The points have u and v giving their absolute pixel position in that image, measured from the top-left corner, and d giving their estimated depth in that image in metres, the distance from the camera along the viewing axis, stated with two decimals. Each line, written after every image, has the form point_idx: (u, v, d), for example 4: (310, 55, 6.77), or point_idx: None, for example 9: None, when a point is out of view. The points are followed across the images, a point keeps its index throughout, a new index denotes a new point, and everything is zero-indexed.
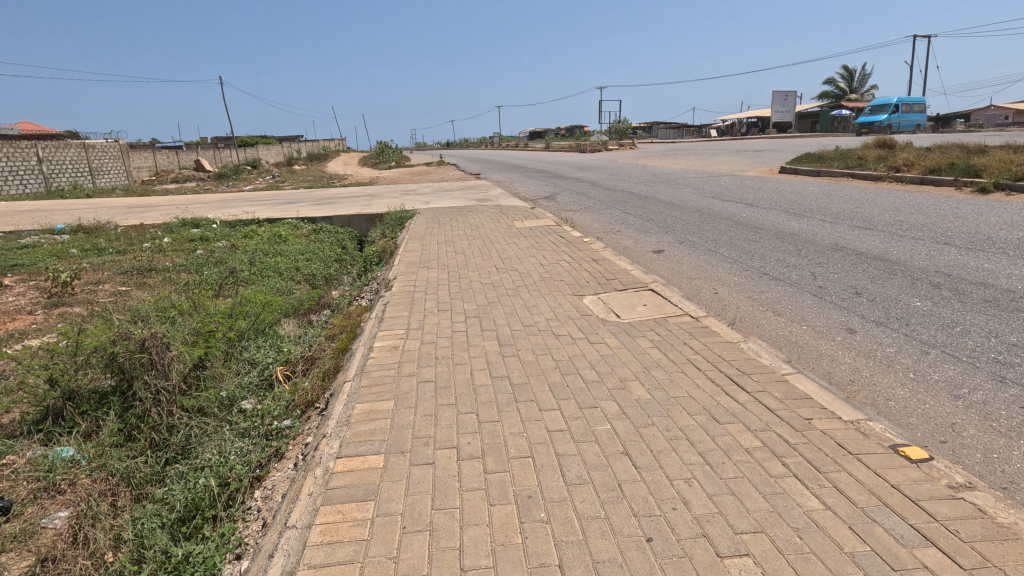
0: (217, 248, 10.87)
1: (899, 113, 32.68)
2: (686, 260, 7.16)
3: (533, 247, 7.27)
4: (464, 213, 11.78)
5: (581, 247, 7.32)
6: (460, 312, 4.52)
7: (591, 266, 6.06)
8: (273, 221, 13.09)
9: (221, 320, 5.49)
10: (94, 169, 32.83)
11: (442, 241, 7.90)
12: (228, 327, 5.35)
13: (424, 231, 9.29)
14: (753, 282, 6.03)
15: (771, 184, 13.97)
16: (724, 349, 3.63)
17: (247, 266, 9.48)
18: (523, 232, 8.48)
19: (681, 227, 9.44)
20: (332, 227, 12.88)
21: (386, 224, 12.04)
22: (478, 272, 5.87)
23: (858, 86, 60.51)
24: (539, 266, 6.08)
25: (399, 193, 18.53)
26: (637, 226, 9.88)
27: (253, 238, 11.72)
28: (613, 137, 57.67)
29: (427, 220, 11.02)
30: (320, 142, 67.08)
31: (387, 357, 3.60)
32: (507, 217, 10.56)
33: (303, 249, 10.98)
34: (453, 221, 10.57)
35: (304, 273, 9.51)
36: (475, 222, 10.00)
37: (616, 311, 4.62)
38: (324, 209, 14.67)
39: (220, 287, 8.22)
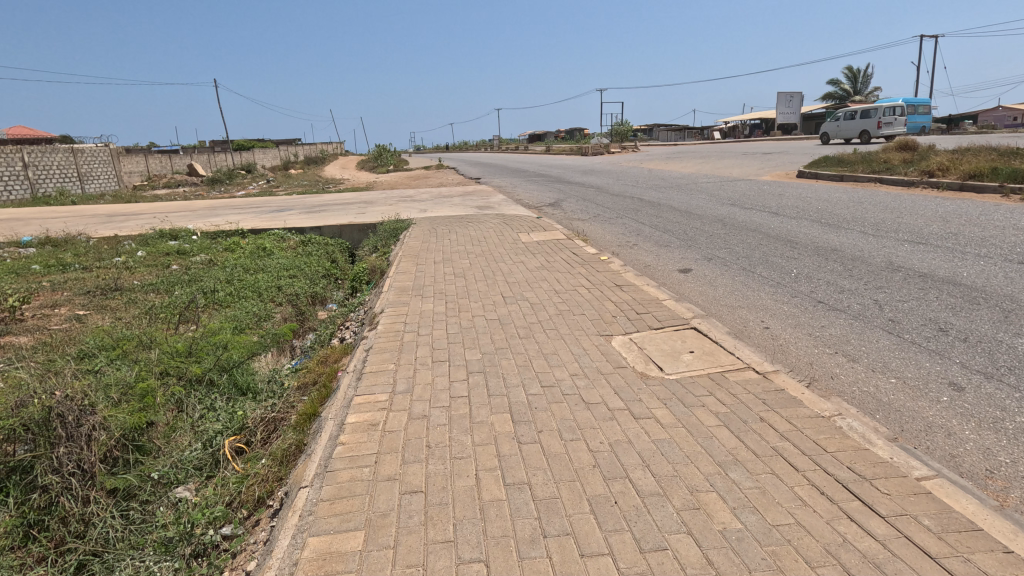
0: (193, 263, 9.92)
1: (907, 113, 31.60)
2: (720, 283, 6.21)
3: (543, 267, 6.31)
4: (464, 223, 10.80)
5: (598, 266, 6.36)
6: (460, 363, 3.56)
7: (617, 294, 5.10)
8: (258, 232, 12.14)
9: (168, 368, 4.54)
10: (83, 175, 31.85)
11: (438, 259, 6.91)
12: (175, 379, 4.43)
13: (419, 246, 8.31)
14: (807, 313, 5.09)
15: (793, 191, 13.04)
16: (818, 431, 2.67)
17: (223, 285, 8.53)
18: (531, 248, 7.51)
19: (705, 240, 8.50)
20: (323, 239, 11.93)
21: (379, 236, 11.08)
22: (482, 303, 4.90)
23: (861, 88, 59.31)
24: (554, 295, 5.11)
25: (395, 200, 17.59)
26: (656, 239, 8.91)
27: (235, 251, 10.78)
28: (614, 139, 56.80)
29: (424, 232, 10.08)
30: (317, 146, 66.08)
31: (362, 446, 2.63)
32: (512, 228, 9.62)
33: (289, 264, 10.02)
34: (451, 233, 9.58)
35: (287, 293, 8.55)
36: (476, 235, 9.02)
37: (658, 362, 3.65)
38: (314, 218, 13.72)
39: (188, 313, 7.28)
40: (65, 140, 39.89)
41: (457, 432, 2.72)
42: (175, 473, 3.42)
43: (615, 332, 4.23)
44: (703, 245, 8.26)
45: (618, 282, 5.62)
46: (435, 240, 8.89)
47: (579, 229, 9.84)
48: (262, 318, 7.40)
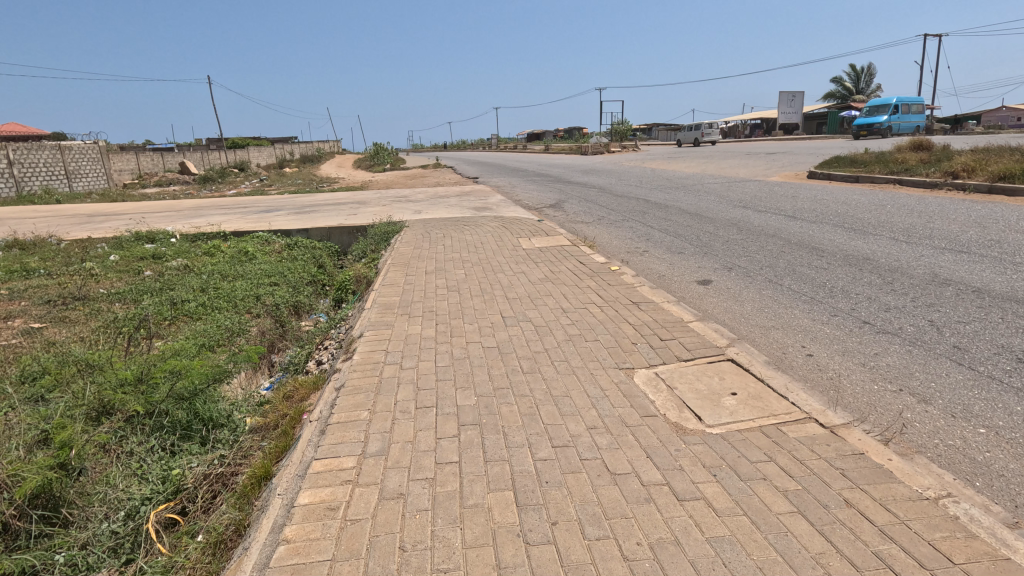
0: (167, 269, 9.22)
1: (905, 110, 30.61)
2: (747, 298, 5.52)
3: (547, 279, 5.62)
4: (460, 226, 10.09)
5: (609, 278, 5.67)
6: (450, 411, 2.86)
7: (634, 314, 4.41)
8: (241, 234, 11.43)
9: (98, 414, 3.88)
10: (71, 173, 31.09)
11: (428, 269, 6.19)
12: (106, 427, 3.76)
13: (410, 252, 7.60)
14: (854, 336, 4.41)
15: (808, 193, 12.38)
16: (928, 527, 1.98)
17: (197, 295, 7.83)
18: (533, 256, 6.81)
19: (721, 247, 7.81)
20: (310, 242, 11.23)
21: (369, 240, 10.36)
22: (477, 325, 4.19)
23: (864, 87, 58.80)
24: (563, 315, 4.42)
25: (389, 200, 16.87)
26: (667, 245, 8.22)
27: (214, 256, 10.08)
28: (614, 138, 56.17)
29: (417, 236, 9.39)
30: (313, 144, 65.26)
31: (311, 548, 1.94)
32: (511, 232, 8.92)
33: (272, 270, 9.33)
34: (445, 237, 8.85)
35: (266, 303, 7.85)
36: (472, 240, 8.29)
37: (694, 410, 2.95)
38: (302, 219, 13.00)
39: (153, 329, 6.57)
40: (55, 137, 39.09)
41: (442, 525, 2.03)
42: (86, 555, 2.70)
43: (637, 365, 3.53)
44: (721, 252, 7.57)
45: (634, 298, 4.92)
46: (426, 245, 8.16)
47: (585, 234, 9.15)
48: (236, 333, 6.70)
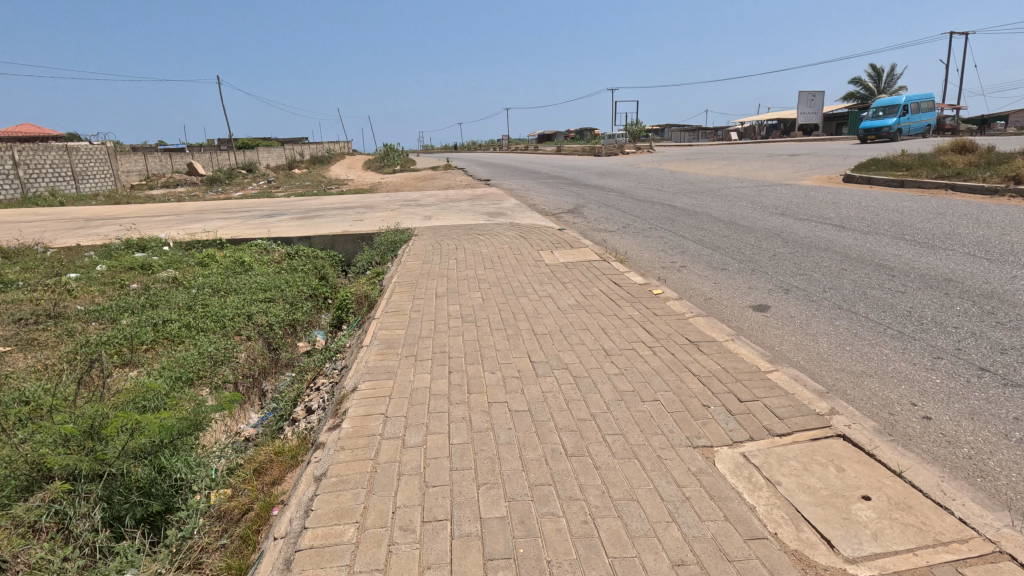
0: (155, 282, 8.47)
1: (918, 111, 28.95)
2: (820, 331, 4.62)
3: (581, 306, 4.75)
4: (473, 235, 9.20)
5: (653, 305, 4.79)
6: (471, 531, 2.02)
7: (696, 360, 3.52)
8: (239, 242, 10.66)
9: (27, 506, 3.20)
10: (78, 174, 30.67)
11: (437, 292, 5.31)
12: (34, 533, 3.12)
13: (418, 267, 6.72)
14: (975, 388, 3.49)
15: (851, 199, 11.40)
16: None
17: (182, 314, 7.04)
18: (559, 275, 5.91)
19: (770, 263, 6.90)
20: (312, 252, 10.41)
21: (375, 250, 9.50)
22: (500, 375, 3.33)
23: (886, 87, 57.30)
24: (606, 362, 3.53)
25: (399, 205, 16.10)
26: (707, 261, 7.31)
27: (208, 267, 9.33)
28: (627, 139, 55.15)
29: (427, 246, 8.56)
30: (324, 144, 64.79)
31: None
32: (531, 242, 8.06)
33: (270, 284, 8.52)
34: (455, 249, 7.94)
35: (258, 323, 7.03)
36: (488, 252, 7.39)
37: (817, 528, 2.08)
38: (305, 226, 12.21)
39: (126, 357, 5.79)
40: (65, 137, 38.82)
41: None
42: None
43: (717, 444, 2.65)
44: (771, 269, 6.65)
45: (690, 335, 4.03)
46: (437, 258, 7.28)
47: (613, 246, 8.25)
48: (220, 362, 5.88)
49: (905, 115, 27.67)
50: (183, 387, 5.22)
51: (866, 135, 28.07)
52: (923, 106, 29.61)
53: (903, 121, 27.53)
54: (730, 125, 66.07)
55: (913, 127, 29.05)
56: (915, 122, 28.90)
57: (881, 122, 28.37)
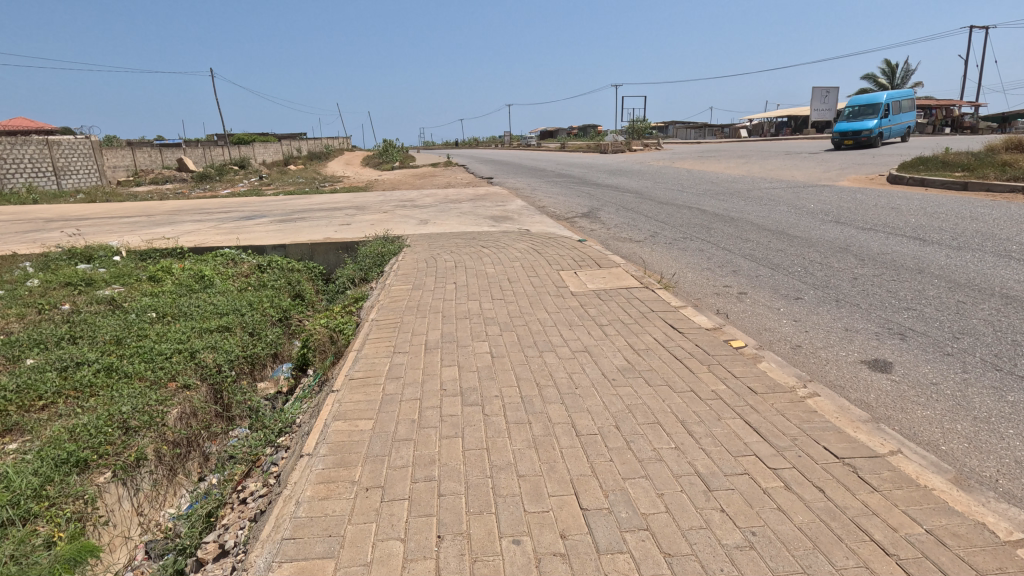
0: (91, 303, 6.97)
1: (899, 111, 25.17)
2: (994, 414, 3.10)
3: (634, 374, 3.23)
4: (475, 247, 7.59)
5: (741, 369, 3.29)
6: None
7: (870, 511, 2.01)
8: (205, 250, 9.17)
9: None
10: (59, 169, 29.12)
11: (426, 343, 3.78)
12: None
13: (403, 295, 5.14)
14: None
15: (914, 204, 9.85)
16: None
17: (106, 351, 5.54)
18: (592, 314, 4.35)
19: (856, 292, 5.38)
20: (289, 265, 8.88)
21: (359, 265, 7.97)
22: (529, 553, 1.83)
23: (900, 82, 55.57)
24: (713, 512, 2.02)
25: (393, 206, 14.58)
26: (772, 287, 5.78)
27: (160, 283, 7.84)
28: (633, 136, 53.54)
29: (419, 260, 7.04)
30: (323, 140, 63.14)
31: None
32: (546, 258, 6.55)
33: (232, 306, 7.02)
34: (451, 266, 6.32)
35: (202, 363, 5.49)
36: (494, 273, 5.81)
37: None
38: (284, 232, 10.66)
39: (8, 422, 4.28)
40: (54, 130, 37.42)
41: None
42: None
43: None
44: (862, 301, 5.12)
45: (823, 437, 2.50)
46: (427, 281, 5.68)
47: (649, 264, 6.73)
48: (139, 428, 4.36)
49: (885, 116, 24.04)
50: (73, 475, 3.72)
51: (841, 141, 23.98)
52: (905, 104, 25.97)
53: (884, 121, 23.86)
54: (738, 124, 64.01)
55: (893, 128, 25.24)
56: (898, 124, 25.29)
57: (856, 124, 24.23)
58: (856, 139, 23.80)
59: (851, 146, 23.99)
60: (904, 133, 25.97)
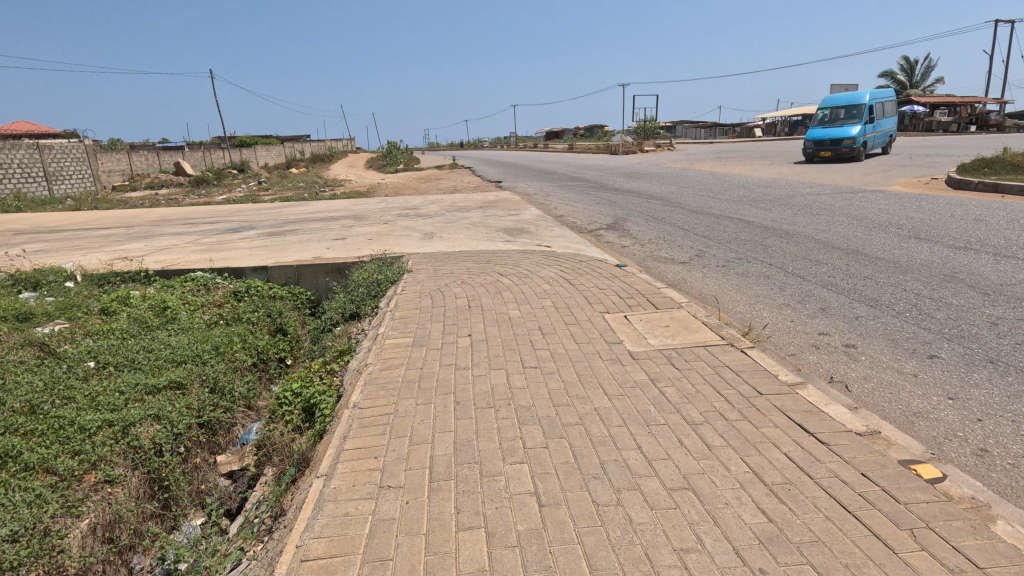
0: (17, 346, 5.65)
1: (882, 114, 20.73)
2: None
3: (791, 555, 1.88)
4: (491, 272, 6.20)
5: (973, 538, 1.93)
6: None
7: None
8: (175, 272, 7.89)
9: None
10: (50, 175, 27.94)
11: (433, 465, 2.45)
12: None
13: (400, 358, 3.79)
14: None
15: (1003, 215, 8.41)
16: None
17: (10, 425, 4.20)
18: (673, 402, 2.99)
19: (1010, 349, 3.97)
20: (271, 293, 7.58)
21: (350, 294, 6.63)
22: None
23: (918, 80, 53.87)
24: None
25: (395, 215, 13.25)
26: (887, 337, 4.38)
27: (113, 318, 6.54)
28: (641, 137, 52.19)
29: (421, 291, 5.69)
30: (327, 142, 61.97)
31: None
32: (583, 292, 5.19)
33: (194, 351, 5.68)
34: (463, 305, 4.95)
35: (136, 445, 4.16)
36: (519, 320, 4.44)
37: None
38: (269, 250, 9.36)
39: None
40: (52, 134, 36.38)
41: None
42: None
43: None
44: None
45: None
46: (431, 331, 4.30)
47: (712, 301, 5.36)
48: (16, 566, 3.04)
49: (867, 120, 19.75)
50: None
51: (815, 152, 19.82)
52: (887, 107, 21.80)
53: (868, 127, 19.53)
54: (751, 124, 62.04)
55: (875, 136, 20.83)
56: (881, 130, 20.97)
57: (833, 132, 19.80)
58: (833, 149, 19.48)
59: (828, 157, 19.62)
60: (890, 143, 21.76)
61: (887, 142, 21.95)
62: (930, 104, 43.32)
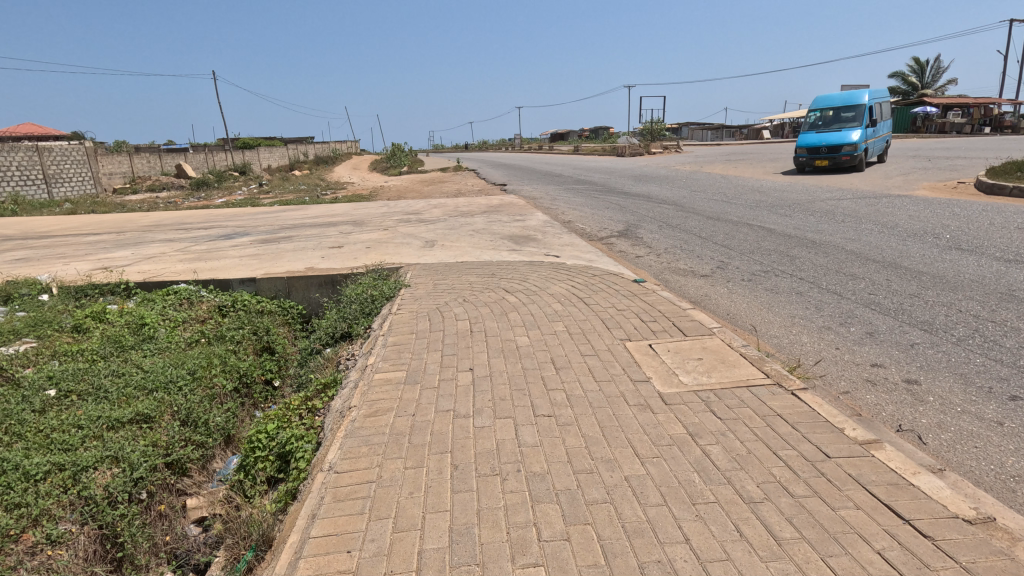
0: None
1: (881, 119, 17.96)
2: None
3: None
4: (496, 288, 5.62)
5: None
6: None
7: None
8: (158, 284, 7.38)
9: None
10: (50, 177, 27.56)
11: (423, 567, 1.90)
12: None
13: (390, 400, 3.24)
14: None
15: None
16: None
17: None
18: (722, 468, 2.42)
19: None
20: (258, 308, 7.04)
21: (342, 311, 6.08)
22: None
23: (930, 81, 52.97)
24: None
25: (396, 221, 12.71)
26: (954, 371, 3.79)
27: (85, 337, 6.01)
28: (647, 139, 51.56)
29: (417, 310, 5.13)
30: (331, 144, 61.67)
31: None
32: (598, 314, 4.61)
33: (167, 376, 5.14)
34: (463, 329, 4.39)
35: (86, 496, 3.62)
36: (528, 349, 3.88)
37: None
38: (260, 259, 8.84)
39: None
40: (54, 136, 36.12)
41: None
42: None
43: None
44: None
45: None
46: (427, 364, 3.74)
47: (744, 326, 4.77)
48: None
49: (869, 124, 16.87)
50: None
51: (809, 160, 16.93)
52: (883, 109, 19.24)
53: (869, 130, 16.78)
54: (760, 125, 61.17)
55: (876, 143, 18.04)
56: (880, 135, 18.27)
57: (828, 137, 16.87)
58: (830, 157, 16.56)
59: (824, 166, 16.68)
60: (886, 151, 19.16)
61: (883, 150, 19.32)
62: (943, 105, 42.40)
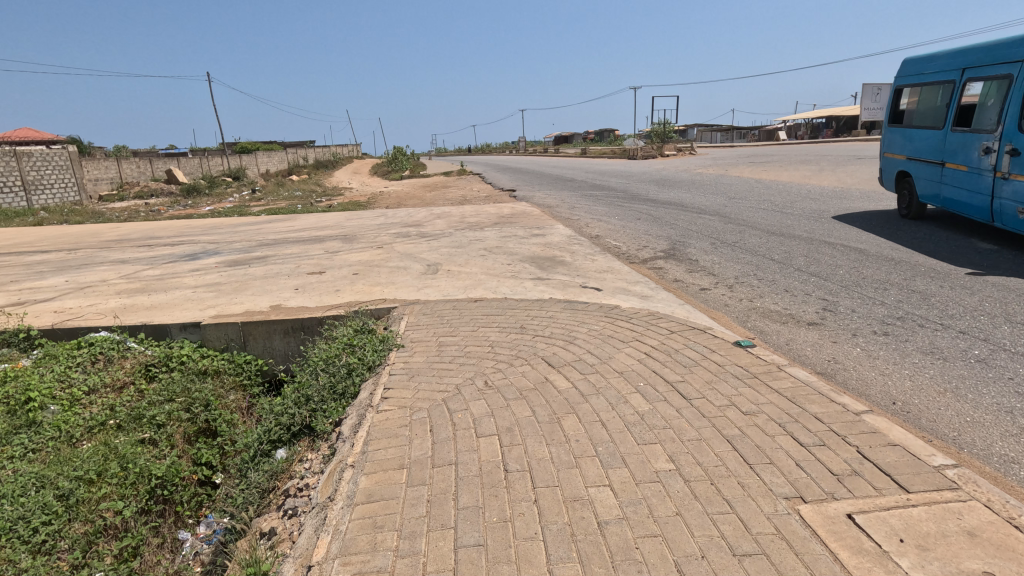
0: None
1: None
2: None
3: None
4: (531, 359, 3.74)
5: None
6: None
7: None
8: (70, 332, 5.53)
9: None
10: (29, 184, 25.84)
11: None
12: None
13: None
14: None
15: None
16: None
17: None
18: None
19: None
20: (199, 369, 5.16)
21: (303, 386, 4.16)
22: None
23: None
24: None
25: (393, 235, 10.86)
26: None
27: None
28: (657, 141, 49.73)
29: (411, 402, 3.25)
30: (332, 148, 60.06)
31: None
32: (716, 431, 2.72)
33: (20, 508, 3.32)
34: (491, 463, 2.50)
35: None
36: (623, 539, 2.00)
37: None
38: (219, 290, 6.98)
39: None
40: (40, 142, 34.51)
41: None
42: None
43: None
44: None
45: None
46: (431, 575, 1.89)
47: (950, 444, 2.89)
48: None
49: None
50: None
51: None
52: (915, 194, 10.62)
53: None
54: (773, 127, 59.20)
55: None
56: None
57: None
58: None
59: None
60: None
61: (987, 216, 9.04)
62: None
